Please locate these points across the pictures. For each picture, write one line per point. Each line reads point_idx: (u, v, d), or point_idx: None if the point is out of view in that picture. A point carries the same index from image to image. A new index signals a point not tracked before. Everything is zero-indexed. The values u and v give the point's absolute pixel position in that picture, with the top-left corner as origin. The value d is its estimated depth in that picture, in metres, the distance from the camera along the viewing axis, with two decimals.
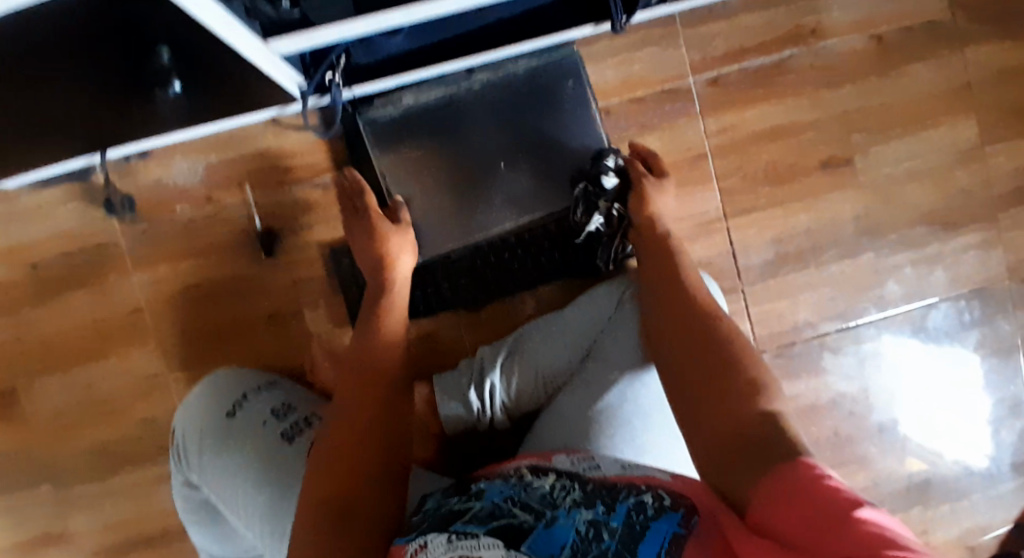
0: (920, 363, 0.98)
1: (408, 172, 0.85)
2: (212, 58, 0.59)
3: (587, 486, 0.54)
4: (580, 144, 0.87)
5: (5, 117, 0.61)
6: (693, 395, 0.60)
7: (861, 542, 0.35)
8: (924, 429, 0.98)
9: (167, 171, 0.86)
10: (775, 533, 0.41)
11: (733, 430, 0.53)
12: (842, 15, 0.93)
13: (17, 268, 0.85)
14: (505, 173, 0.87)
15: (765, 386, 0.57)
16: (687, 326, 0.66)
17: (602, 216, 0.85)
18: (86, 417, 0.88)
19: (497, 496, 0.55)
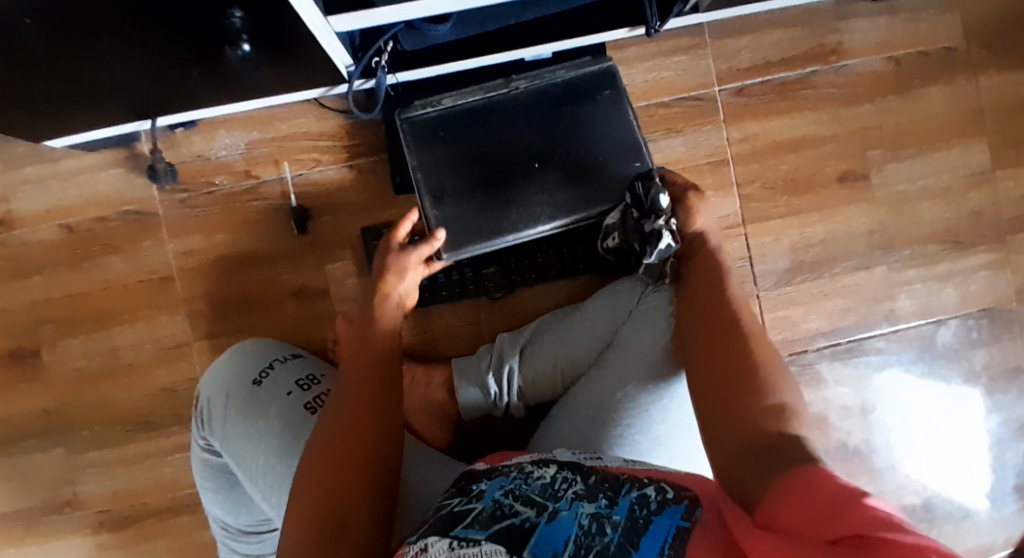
0: (922, 391, 1.00)
1: (441, 170, 0.80)
2: (280, 26, 0.62)
3: (590, 479, 0.54)
4: (621, 148, 0.82)
5: (77, 77, 0.64)
6: (718, 397, 0.60)
7: (863, 522, 0.35)
8: (927, 449, 0.99)
9: (209, 146, 0.89)
10: (777, 525, 0.41)
11: (756, 432, 0.54)
12: (862, 37, 0.97)
13: (56, 229, 0.88)
14: (540, 174, 0.81)
15: (794, 412, 0.56)
16: (717, 330, 0.66)
17: (668, 234, 0.78)
18: (105, 381, 0.89)
19: (496, 492, 0.54)
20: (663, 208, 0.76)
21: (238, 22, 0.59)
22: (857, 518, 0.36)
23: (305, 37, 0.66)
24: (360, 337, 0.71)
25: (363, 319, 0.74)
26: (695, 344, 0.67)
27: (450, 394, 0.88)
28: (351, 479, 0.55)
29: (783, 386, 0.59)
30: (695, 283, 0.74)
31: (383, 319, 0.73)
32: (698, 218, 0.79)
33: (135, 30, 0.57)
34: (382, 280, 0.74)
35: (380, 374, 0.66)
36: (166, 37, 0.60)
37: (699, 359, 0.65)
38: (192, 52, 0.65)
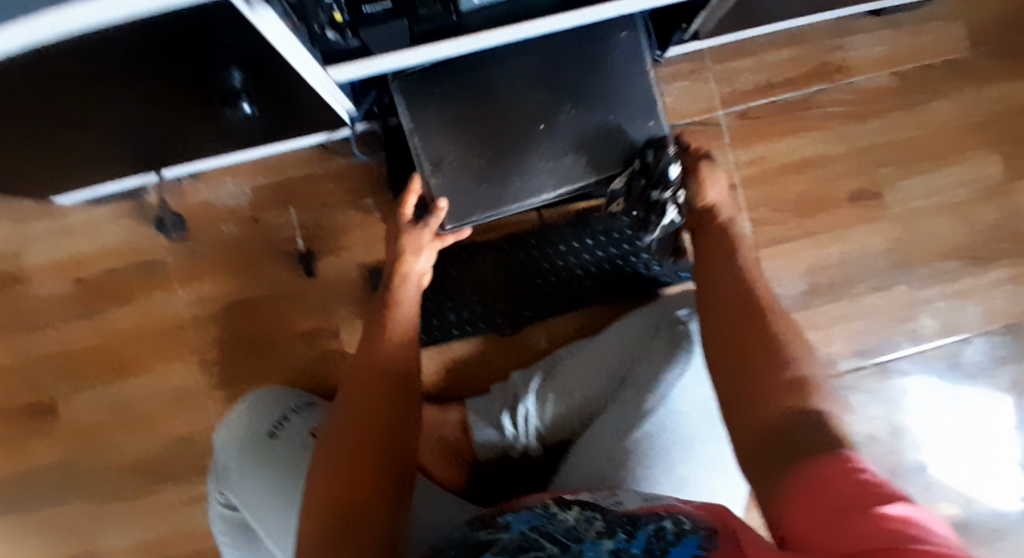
0: (952, 403, 0.97)
1: (440, 133, 0.76)
2: (277, 83, 0.63)
3: (609, 515, 0.54)
4: (630, 109, 0.79)
5: (89, 137, 0.67)
6: (723, 367, 0.53)
7: (879, 532, 0.33)
8: (960, 465, 0.96)
9: (215, 192, 0.89)
10: (787, 532, 0.39)
11: (772, 419, 0.47)
12: (867, 53, 0.96)
13: (68, 282, 0.88)
14: (546, 137, 0.78)
15: (814, 382, 0.48)
16: (727, 304, 0.57)
17: (674, 208, 0.77)
18: (122, 432, 0.89)
19: (522, 525, 0.55)
20: (671, 179, 0.75)
21: (238, 80, 0.60)
22: (867, 524, 0.34)
23: (303, 91, 0.67)
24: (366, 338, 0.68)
25: (373, 316, 0.71)
26: (701, 319, 0.59)
27: (466, 435, 0.87)
28: (359, 479, 0.53)
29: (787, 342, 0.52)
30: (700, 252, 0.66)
31: (395, 320, 0.69)
32: (709, 193, 0.71)
33: (133, 91, 0.59)
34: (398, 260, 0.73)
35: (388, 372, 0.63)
36: (166, 94, 0.61)
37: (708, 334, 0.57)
38: (192, 109, 0.66)
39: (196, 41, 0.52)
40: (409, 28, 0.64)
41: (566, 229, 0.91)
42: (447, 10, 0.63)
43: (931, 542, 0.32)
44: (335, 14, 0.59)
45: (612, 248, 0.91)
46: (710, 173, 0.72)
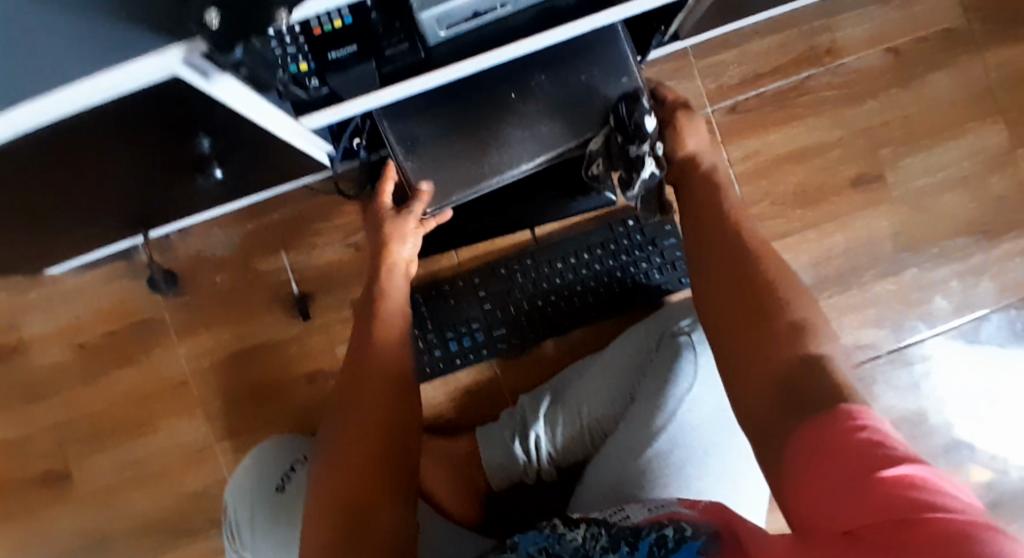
0: (978, 377, 0.95)
1: (408, 114, 0.71)
2: (245, 138, 0.60)
3: (613, 529, 0.59)
4: (604, 64, 0.72)
5: (66, 213, 0.65)
6: (729, 329, 0.53)
7: (897, 506, 0.32)
8: (991, 440, 0.94)
9: (204, 244, 0.88)
10: (791, 488, 0.39)
11: (776, 374, 0.47)
12: (855, 32, 0.93)
13: (69, 349, 0.88)
14: (518, 104, 0.72)
15: (814, 330, 0.48)
16: (725, 265, 0.58)
17: (653, 161, 0.72)
18: (137, 492, 0.89)
19: (530, 547, 0.62)
20: (647, 131, 0.70)
21: (207, 148, 0.58)
22: (853, 458, 0.36)
23: (275, 140, 0.65)
24: (357, 344, 0.65)
25: (361, 321, 0.67)
26: (703, 277, 0.59)
27: (477, 463, 0.87)
28: (352, 504, 0.51)
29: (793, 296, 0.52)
30: (695, 221, 0.65)
31: (382, 322, 0.66)
32: (689, 139, 0.72)
33: (98, 167, 0.56)
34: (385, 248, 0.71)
35: (381, 382, 0.60)
36: (138, 166, 0.60)
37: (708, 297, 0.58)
38: (163, 172, 0.64)
39: (157, 120, 0.51)
40: (377, 70, 0.64)
41: (561, 246, 0.90)
42: (413, 47, 0.63)
43: (953, 510, 0.30)
44: (301, 63, 0.60)
45: (610, 261, 0.90)
46: (687, 123, 0.73)
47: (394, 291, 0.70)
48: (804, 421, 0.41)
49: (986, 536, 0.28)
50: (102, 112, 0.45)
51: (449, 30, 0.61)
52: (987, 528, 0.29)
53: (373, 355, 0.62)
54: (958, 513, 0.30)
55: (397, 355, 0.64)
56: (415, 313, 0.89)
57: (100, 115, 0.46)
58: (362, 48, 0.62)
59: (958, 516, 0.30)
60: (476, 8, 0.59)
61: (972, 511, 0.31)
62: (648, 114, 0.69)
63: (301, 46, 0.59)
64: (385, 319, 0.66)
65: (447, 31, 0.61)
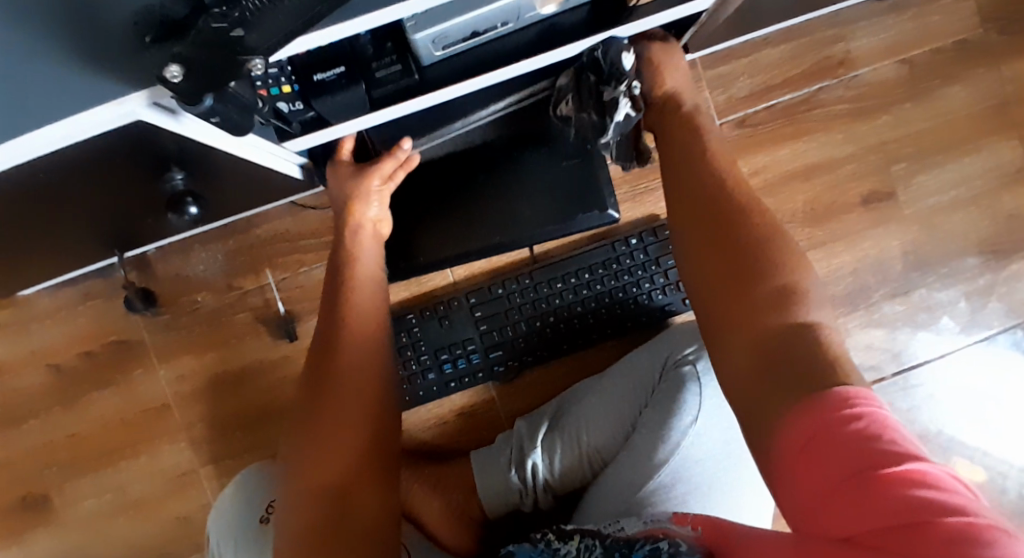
0: (988, 393, 0.91)
1: None
2: (219, 169, 0.57)
3: (607, 541, 0.61)
4: None
5: (33, 246, 0.61)
6: (712, 290, 0.54)
7: (905, 505, 0.32)
8: (1004, 460, 0.91)
9: (186, 262, 0.85)
10: (786, 481, 0.40)
11: (767, 339, 0.47)
12: (869, 42, 0.89)
13: (45, 371, 0.85)
14: None
15: (803, 292, 0.49)
16: (709, 223, 0.57)
17: (627, 100, 0.68)
18: (119, 518, 0.86)
19: None
20: (625, 71, 0.64)
21: (180, 182, 0.55)
22: (850, 456, 0.36)
23: (253, 166, 0.61)
24: (323, 347, 0.60)
25: (326, 320, 0.63)
26: (683, 235, 0.59)
27: (472, 500, 0.84)
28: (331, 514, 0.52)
29: (784, 262, 0.52)
30: (688, 205, 0.61)
31: (354, 324, 0.62)
32: (668, 78, 0.71)
33: (67, 206, 0.53)
34: (349, 208, 0.70)
35: (352, 386, 0.58)
36: (112, 203, 0.56)
37: (694, 258, 0.57)
38: (138, 207, 0.60)
39: (123, 162, 0.47)
40: (367, 95, 0.58)
41: (560, 266, 0.86)
42: (406, 69, 0.57)
43: (966, 513, 0.31)
44: (283, 85, 0.53)
45: (611, 282, 0.86)
46: (666, 55, 0.71)
47: (367, 282, 0.66)
48: (800, 405, 0.41)
49: (995, 540, 0.29)
50: (57, 157, 0.42)
51: (445, 50, 0.56)
52: (999, 533, 0.30)
53: (341, 360, 0.59)
54: (967, 514, 0.31)
55: (369, 360, 0.60)
56: (408, 335, 0.85)
57: (57, 160, 0.42)
58: (350, 70, 0.55)
59: (971, 519, 0.30)
60: (474, 26, 0.54)
61: (978, 509, 0.32)
62: (626, 52, 0.63)
63: (283, 67, 0.53)
64: (358, 303, 0.64)
65: (442, 50, 0.56)
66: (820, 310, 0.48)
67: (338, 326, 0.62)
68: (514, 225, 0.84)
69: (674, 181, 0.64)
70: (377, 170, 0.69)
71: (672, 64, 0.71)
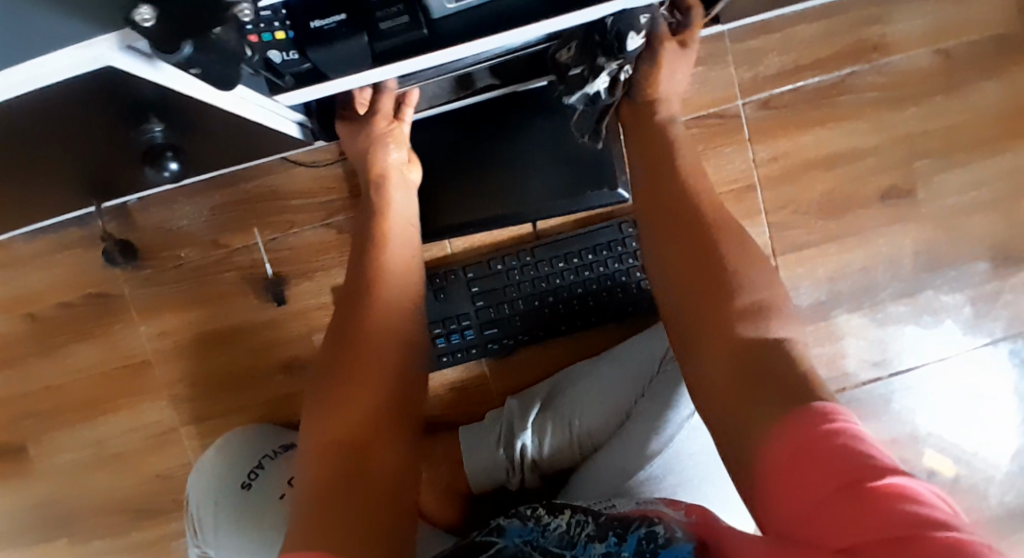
0: (976, 399, 0.89)
1: None
2: (203, 122, 0.52)
3: (600, 519, 0.59)
4: None
5: (3, 193, 0.57)
6: (684, 297, 0.51)
7: (894, 523, 0.29)
8: (987, 463, 0.90)
9: (171, 214, 0.80)
10: (771, 494, 0.37)
11: (741, 348, 0.45)
12: (908, 27, 0.84)
13: (21, 319, 0.81)
14: None
15: (773, 308, 0.47)
16: (685, 226, 0.55)
17: (607, 78, 0.64)
18: (97, 472, 0.84)
19: (517, 537, 0.60)
20: (625, 50, 0.61)
21: (159, 135, 0.50)
22: (837, 467, 0.33)
23: (241, 121, 0.56)
24: (343, 317, 0.57)
25: (350, 290, 0.59)
26: (659, 235, 0.56)
27: (459, 476, 0.82)
28: (348, 470, 0.46)
29: (756, 279, 0.50)
30: (661, 208, 0.57)
31: (373, 294, 0.58)
32: (664, 81, 0.67)
33: (36, 153, 0.49)
34: (371, 157, 0.67)
35: (358, 361, 0.54)
36: (84, 152, 0.52)
37: (665, 261, 0.54)
38: (114, 158, 0.56)
39: (92, 108, 0.42)
40: (369, 47, 0.53)
41: (561, 245, 0.83)
42: (415, 21, 0.52)
43: (956, 529, 0.28)
44: (277, 31, 0.49)
45: (615, 265, 0.83)
46: (673, 58, 0.68)
47: (400, 253, 0.63)
48: (781, 416, 0.38)
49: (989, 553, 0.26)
50: (16, 103, 0.37)
51: (458, 2, 0.51)
52: (988, 550, 0.27)
53: (357, 325, 0.56)
54: (953, 528, 0.28)
55: (386, 331, 0.56)
56: None
57: (16, 105, 0.38)
58: (353, 19, 0.51)
59: (957, 533, 0.28)
60: None
61: (965, 526, 0.29)
62: (635, 32, 0.60)
63: (278, 11, 0.49)
64: (370, 280, 0.59)
65: (456, 2, 0.51)
66: (792, 326, 0.47)
67: (364, 293, 0.58)
68: (510, 199, 0.80)
69: (663, 172, 0.60)
70: (380, 111, 0.66)
71: (676, 71, 0.68)
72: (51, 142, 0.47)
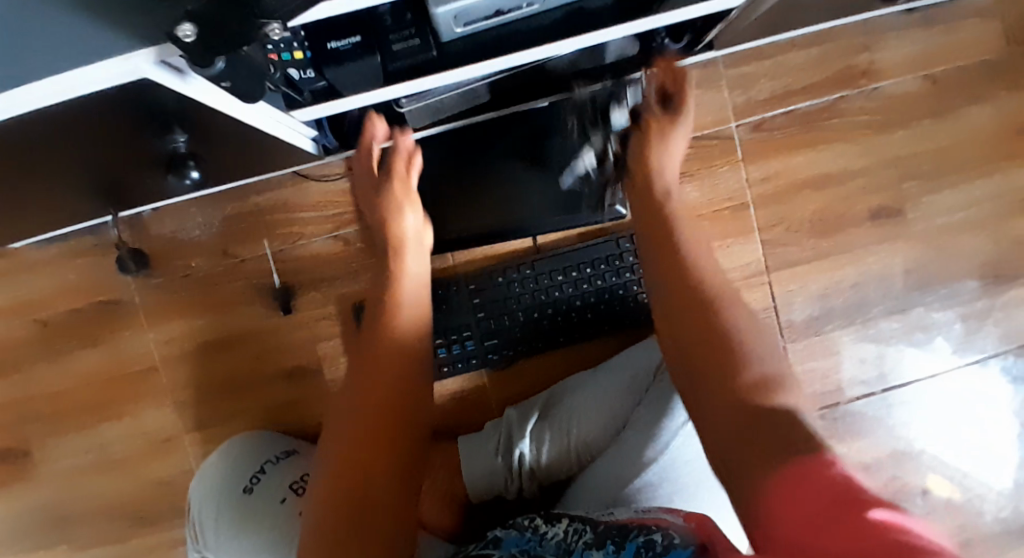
0: (962, 415, 0.91)
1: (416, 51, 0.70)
2: (227, 134, 0.55)
3: (598, 528, 0.61)
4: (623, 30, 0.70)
5: (27, 198, 0.60)
6: (699, 369, 0.51)
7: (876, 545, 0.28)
8: (973, 481, 0.91)
9: (183, 224, 0.83)
10: (776, 529, 0.36)
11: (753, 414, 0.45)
12: (895, 54, 0.88)
13: (32, 324, 0.83)
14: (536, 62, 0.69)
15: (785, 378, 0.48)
16: (696, 297, 0.55)
17: (592, 155, 0.78)
18: (101, 477, 0.85)
19: (514, 546, 0.63)
20: (612, 127, 0.75)
21: (183, 145, 0.53)
22: (835, 504, 0.33)
23: (261, 135, 0.59)
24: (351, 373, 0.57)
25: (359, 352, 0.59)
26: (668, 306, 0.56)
27: (456, 483, 0.84)
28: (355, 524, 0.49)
29: (761, 353, 0.50)
30: (665, 278, 0.58)
31: (387, 346, 0.58)
32: (658, 155, 0.69)
33: (71, 161, 0.52)
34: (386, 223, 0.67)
35: (372, 423, 0.53)
36: (109, 161, 0.55)
37: (682, 332, 0.54)
38: (140, 167, 0.59)
39: (123, 117, 0.45)
40: (381, 66, 0.56)
41: (562, 258, 0.85)
42: (425, 43, 0.55)
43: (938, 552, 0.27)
44: (296, 51, 0.52)
45: (613, 278, 0.85)
46: (661, 131, 0.70)
47: (413, 310, 0.62)
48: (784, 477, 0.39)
49: None
50: (53, 111, 0.40)
51: (465, 27, 0.54)
52: None
53: (367, 380, 0.55)
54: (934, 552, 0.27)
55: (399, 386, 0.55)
56: None
57: (54, 114, 0.41)
58: (366, 41, 0.54)
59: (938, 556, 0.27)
60: (499, 5, 0.51)
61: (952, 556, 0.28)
62: (619, 106, 0.75)
63: (298, 34, 0.51)
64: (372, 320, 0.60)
65: (463, 26, 0.54)
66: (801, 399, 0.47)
67: (372, 348, 0.58)
68: (511, 215, 0.84)
69: (666, 243, 0.61)
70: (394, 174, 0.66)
71: (667, 146, 0.69)
72: (85, 150, 0.50)
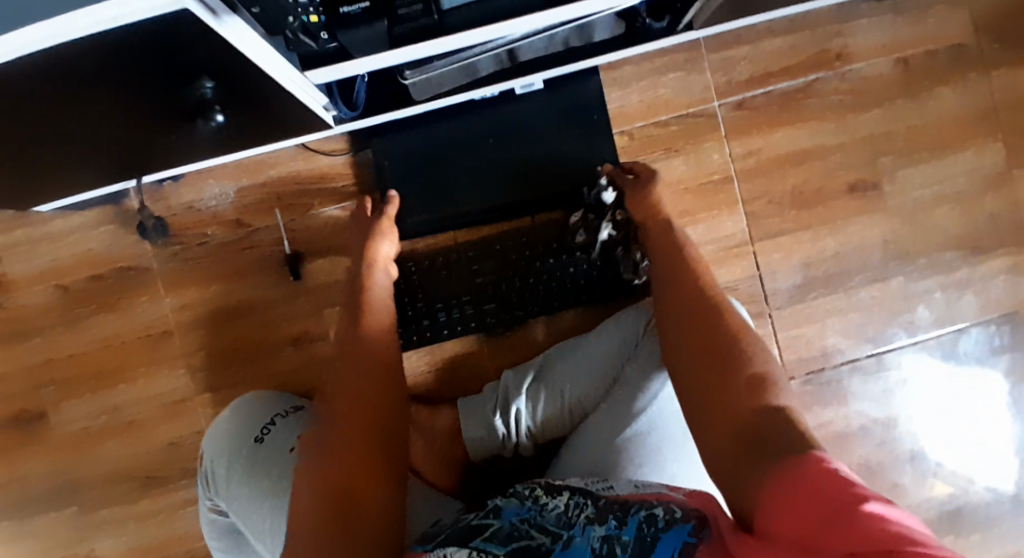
0: (943, 383, 0.95)
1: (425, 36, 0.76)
2: (247, 84, 0.60)
3: (600, 502, 0.55)
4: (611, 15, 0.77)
5: (59, 148, 0.65)
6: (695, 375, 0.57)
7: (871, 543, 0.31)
8: (957, 449, 0.95)
9: (199, 196, 0.88)
10: (769, 512, 0.39)
11: (745, 418, 0.49)
12: (865, 39, 0.94)
13: (53, 290, 0.88)
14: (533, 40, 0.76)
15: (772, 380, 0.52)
16: (694, 312, 0.63)
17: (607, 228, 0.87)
18: (113, 438, 0.89)
19: (514, 514, 0.56)
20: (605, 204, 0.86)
21: (209, 90, 0.58)
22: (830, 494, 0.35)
23: (275, 90, 0.64)
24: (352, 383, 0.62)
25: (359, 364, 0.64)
26: (675, 323, 0.64)
27: (456, 443, 0.88)
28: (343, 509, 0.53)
29: (755, 354, 0.55)
30: (674, 312, 0.65)
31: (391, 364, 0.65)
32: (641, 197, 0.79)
33: (105, 105, 0.57)
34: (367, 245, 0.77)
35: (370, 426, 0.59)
36: (138, 107, 0.60)
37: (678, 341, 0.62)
38: (165, 118, 0.64)
39: (158, 56, 0.50)
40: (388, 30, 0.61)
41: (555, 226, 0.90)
42: (427, 9, 0.60)
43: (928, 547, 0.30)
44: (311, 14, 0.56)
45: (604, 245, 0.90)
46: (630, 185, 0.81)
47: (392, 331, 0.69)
48: (777, 465, 0.41)
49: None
50: (100, 41, 0.45)
51: None
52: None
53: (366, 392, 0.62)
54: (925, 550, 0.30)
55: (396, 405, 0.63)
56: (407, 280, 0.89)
57: (101, 43, 0.46)
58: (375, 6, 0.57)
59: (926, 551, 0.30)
60: None
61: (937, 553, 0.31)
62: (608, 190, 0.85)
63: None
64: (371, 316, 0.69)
65: None
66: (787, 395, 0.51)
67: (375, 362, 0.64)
68: (507, 185, 0.89)
69: (671, 268, 0.71)
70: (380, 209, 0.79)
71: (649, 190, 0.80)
72: (120, 92, 0.55)
